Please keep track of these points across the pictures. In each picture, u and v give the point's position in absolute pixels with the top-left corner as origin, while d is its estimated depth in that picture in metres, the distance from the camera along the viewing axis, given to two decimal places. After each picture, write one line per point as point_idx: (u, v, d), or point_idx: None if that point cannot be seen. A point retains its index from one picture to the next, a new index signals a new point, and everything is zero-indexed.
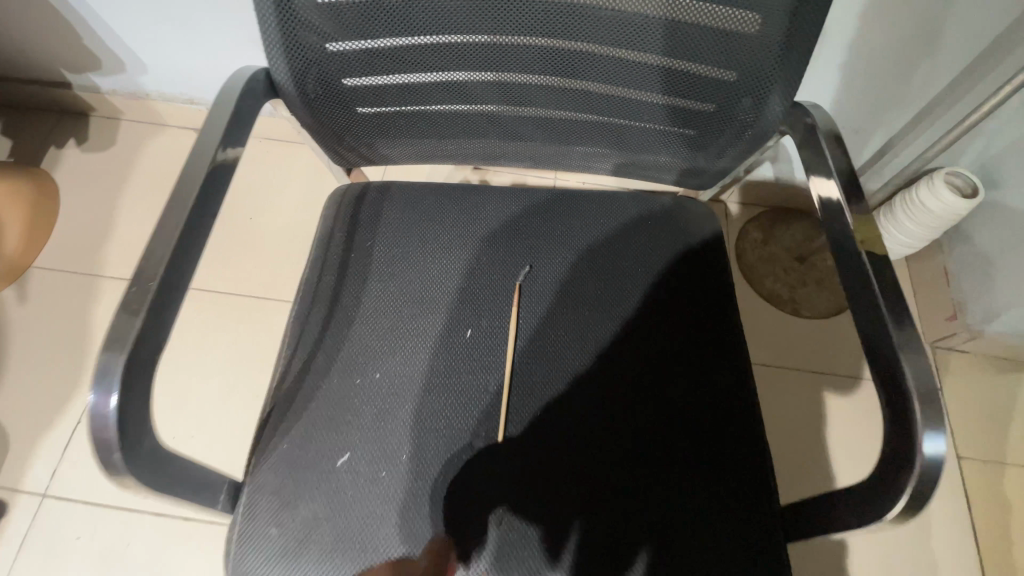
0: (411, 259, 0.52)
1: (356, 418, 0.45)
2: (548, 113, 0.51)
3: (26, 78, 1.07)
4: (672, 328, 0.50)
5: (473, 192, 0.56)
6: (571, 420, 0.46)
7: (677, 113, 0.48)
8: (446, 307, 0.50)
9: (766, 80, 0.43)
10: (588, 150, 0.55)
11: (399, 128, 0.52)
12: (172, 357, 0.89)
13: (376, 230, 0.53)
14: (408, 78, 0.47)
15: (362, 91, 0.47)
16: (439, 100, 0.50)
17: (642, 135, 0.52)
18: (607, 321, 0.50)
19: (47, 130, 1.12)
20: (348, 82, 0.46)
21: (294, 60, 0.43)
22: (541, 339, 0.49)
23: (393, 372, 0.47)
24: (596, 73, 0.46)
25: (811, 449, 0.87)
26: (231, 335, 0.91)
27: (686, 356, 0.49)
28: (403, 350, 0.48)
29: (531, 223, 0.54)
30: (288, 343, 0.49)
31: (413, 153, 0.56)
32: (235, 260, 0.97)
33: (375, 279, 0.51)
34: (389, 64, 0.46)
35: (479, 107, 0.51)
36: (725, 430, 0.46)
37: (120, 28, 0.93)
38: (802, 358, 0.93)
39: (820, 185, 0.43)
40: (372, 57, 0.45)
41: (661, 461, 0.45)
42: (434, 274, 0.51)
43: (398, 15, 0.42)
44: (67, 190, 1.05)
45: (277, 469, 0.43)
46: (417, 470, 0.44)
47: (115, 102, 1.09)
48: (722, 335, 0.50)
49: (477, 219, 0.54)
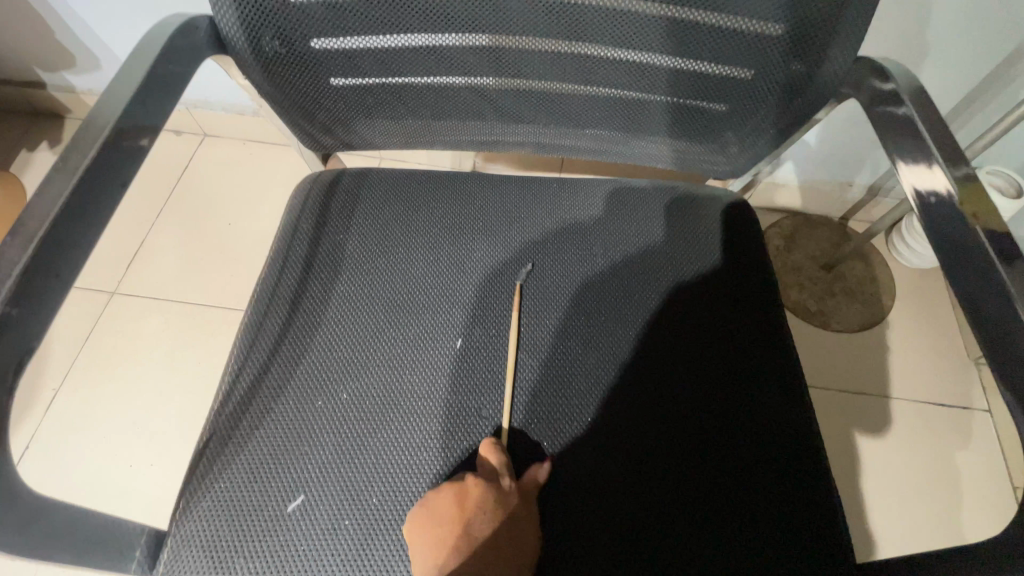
0: (390, 255, 0.44)
1: (314, 450, 0.37)
2: (554, 87, 0.43)
3: None
4: (702, 337, 0.42)
5: (465, 180, 0.48)
6: (583, 451, 0.38)
7: (705, 83, 0.41)
8: (428, 314, 0.42)
9: (820, 34, 0.36)
10: (600, 132, 0.47)
11: (380, 104, 0.44)
12: (138, 375, 0.81)
13: (350, 223, 0.45)
14: (387, 41, 0.40)
15: (332, 55, 0.40)
16: (425, 71, 0.42)
17: (662, 112, 0.44)
18: (623, 329, 0.42)
19: (20, 133, 1.06)
20: (314, 43, 0.39)
21: (248, 12, 0.36)
22: (545, 352, 0.41)
23: (362, 393, 0.39)
24: (608, 36, 0.39)
25: (847, 481, 0.78)
26: (202, 350, 0.83)
27: (723, 378, 0.41)
28: (374, 366, 0.40)
29: (533, 214, 0.46)
30: (236, 355, 0.41)
31: (398, 135, 0.48)
32: (210, 269, 0.89)
33: (344, 280, 0.43)
34: (362, 22, 0.38)
35: (472, 80, 0.43)
36: (768, 463, 0.38)
37: (91, 20, 0.87)
38: (834, 376, 0.84)
39: (911, 173, 0.35)
40: (342, 12, 0.37)
41: (692, 502, 0.37)
42: (415, 273, 0.43)
43: None
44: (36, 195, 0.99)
45: (214, 513, 0.36)
46: (386, 517, 0.36)
47: (91, 103, 1.03)
48: (761, 346, 0.42)
49: (469, 210, 0.46)
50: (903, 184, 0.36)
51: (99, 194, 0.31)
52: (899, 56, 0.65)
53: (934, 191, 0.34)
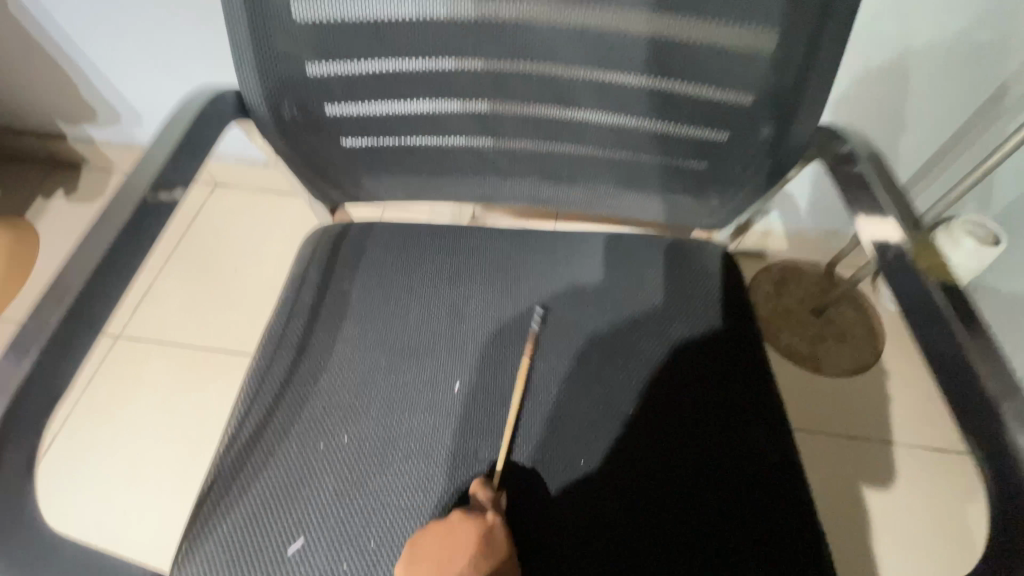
0: (393, 303, 0.46)
1: (315, 493, 0.38)
2: (548, 148, 0.47)
3: (23, 131, 1.07)
4: (691, 382, 0.44)
5: (464, 232, 0.51)
6: (579, 494, 0.39)
7: (685, 145, 0.45)
8: (429, 359, 0.44)
9: (786, 104, 0.40)
10: (590, 188, 0.50)
11: (386, 162, 0.48)
12: (135, 415, 0.82)
13: (355, 271, 0.48)
14: (395, 108, 0.43)
15: (345, 120, 0.44)
16: (429, 133, 0.46)
17: (648, 171, 0.47)
18: (617, 373, 0.44)
19: (38, 181, 1.10)
20: (328, 110, 0.43)
21: (269, 84, 0.40)
22: (542, 397, 0.43)
23: (363, 436, 0.40)
24: (596, 103, 0.43)
25: (843, 528, 0.78)
26: (200, 394, 0.84)
27: (712, 426, 0.42)
28: (376, 410, 0.41)
29: (529, 263, 0.49)
30: (242, 399, 0.42)
31: (401, 189, 0.51)
32: (213, 313, 0.91)
33: (349, 326, 0.45)
34: (373, 91, 0.42)
35: (473, 140, 0.47)
36: (757, 505, 0.40)
37: (118, 81, 0.93)
38: (826, 421, 0.86)
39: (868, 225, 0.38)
40: (355, 82, 0.41)
41: (683, 545, 0.38)
42: (417, 320, 0.45)
43: (382, 37, 0.39)
44: (49, 240, 1.02)
45: (214, 556, 0.36)
46: (383, 561, 0.37)
47: (108, 154, 1.08)
48: (748, 388, 0.44)
49: (468, 259, 0.49)
50: (858, 236, 0.38)
51: (123, 248, 0.34)
52: (869, 114, 0.69)
53: (887, 243, 0.37)
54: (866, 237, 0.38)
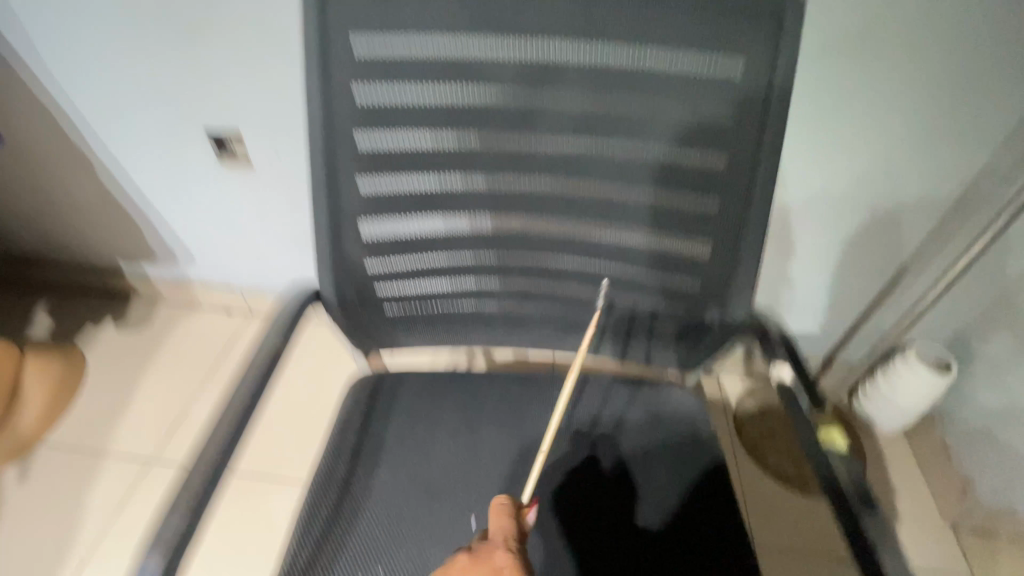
0: (422, 445, 0.55)
1: None
2: (545, 313, 0.61)
3: (86, 266, 1.22)
4: (673, 516, 0.53)
5: (480, 379, 0.61)
6: None
7: (652, 313, 0.58)
8: (455, 498, 0.52)
9: (723, 287, 0.54)
10: (579, 343, 0.63)
11: (418, 324, 0.61)
12: (205, 541, 0.88)
13: (391, 417, 0.57)
14: (431, 287, 0.58)
15: (393, 298, 0.58)
16: (454, 303, 0.60)
17: (624, 331, 0.60)
18: (612, 502, 0.54)
19: (90, 309, 1.23)
20: (381, 292, 0.57)
21: (339, 277, 0.54)
22: (548, 527, 0.52)
23: (399, 568, 0.48)
24: (583, 283, 0.57)
25: None
26: (223, 517, 0.91)
27: (696, 551, 0.51)
28: (410, 543, 0.49)
29: (537, 408, 0.59)
30: (296, 535, 0.49)
31: (426, 338, 0.63)
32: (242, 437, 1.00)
33: (386, 467, 0.54)
34: (417, 276, 0.57)
35: (487, 308, 0.61)
36: None
37: (180, 228, 1.10)
38: (824, 548, 0.89)
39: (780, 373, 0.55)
40: (404, 272, 0.56)
41: None
42: (442, 461, 0.54)
43: (428, 242, 0.55)
44: (95, 366, 1.12)
45: None
46: None
47: (159, 286, 1.23)
48: (721, 520, 0.53)
49: (484, 405, 0.59)
50: (774, 377, 0.55)
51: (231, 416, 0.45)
52: (814, 257, 0.89)
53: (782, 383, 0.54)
54: (777, 378, 0.55)
